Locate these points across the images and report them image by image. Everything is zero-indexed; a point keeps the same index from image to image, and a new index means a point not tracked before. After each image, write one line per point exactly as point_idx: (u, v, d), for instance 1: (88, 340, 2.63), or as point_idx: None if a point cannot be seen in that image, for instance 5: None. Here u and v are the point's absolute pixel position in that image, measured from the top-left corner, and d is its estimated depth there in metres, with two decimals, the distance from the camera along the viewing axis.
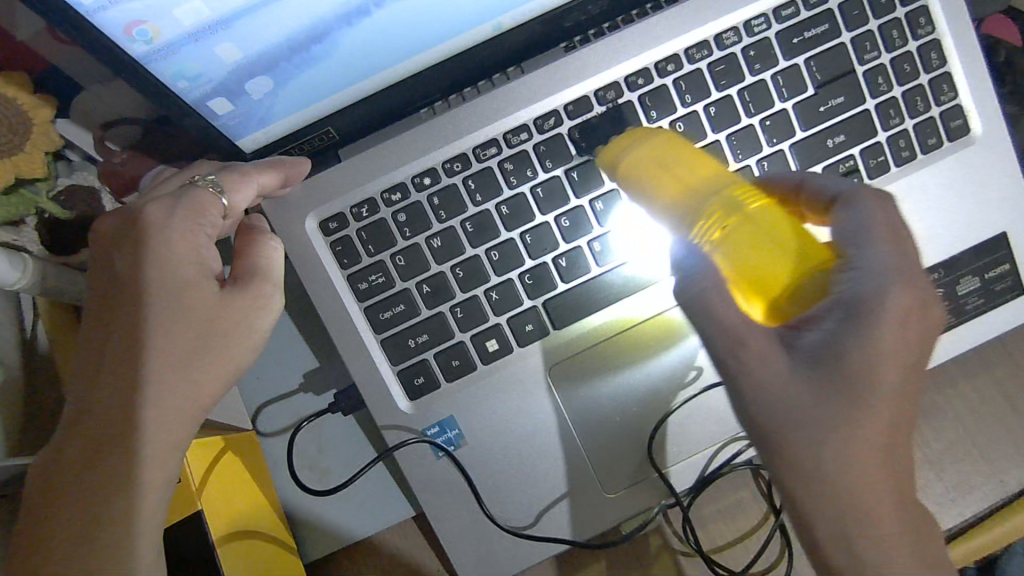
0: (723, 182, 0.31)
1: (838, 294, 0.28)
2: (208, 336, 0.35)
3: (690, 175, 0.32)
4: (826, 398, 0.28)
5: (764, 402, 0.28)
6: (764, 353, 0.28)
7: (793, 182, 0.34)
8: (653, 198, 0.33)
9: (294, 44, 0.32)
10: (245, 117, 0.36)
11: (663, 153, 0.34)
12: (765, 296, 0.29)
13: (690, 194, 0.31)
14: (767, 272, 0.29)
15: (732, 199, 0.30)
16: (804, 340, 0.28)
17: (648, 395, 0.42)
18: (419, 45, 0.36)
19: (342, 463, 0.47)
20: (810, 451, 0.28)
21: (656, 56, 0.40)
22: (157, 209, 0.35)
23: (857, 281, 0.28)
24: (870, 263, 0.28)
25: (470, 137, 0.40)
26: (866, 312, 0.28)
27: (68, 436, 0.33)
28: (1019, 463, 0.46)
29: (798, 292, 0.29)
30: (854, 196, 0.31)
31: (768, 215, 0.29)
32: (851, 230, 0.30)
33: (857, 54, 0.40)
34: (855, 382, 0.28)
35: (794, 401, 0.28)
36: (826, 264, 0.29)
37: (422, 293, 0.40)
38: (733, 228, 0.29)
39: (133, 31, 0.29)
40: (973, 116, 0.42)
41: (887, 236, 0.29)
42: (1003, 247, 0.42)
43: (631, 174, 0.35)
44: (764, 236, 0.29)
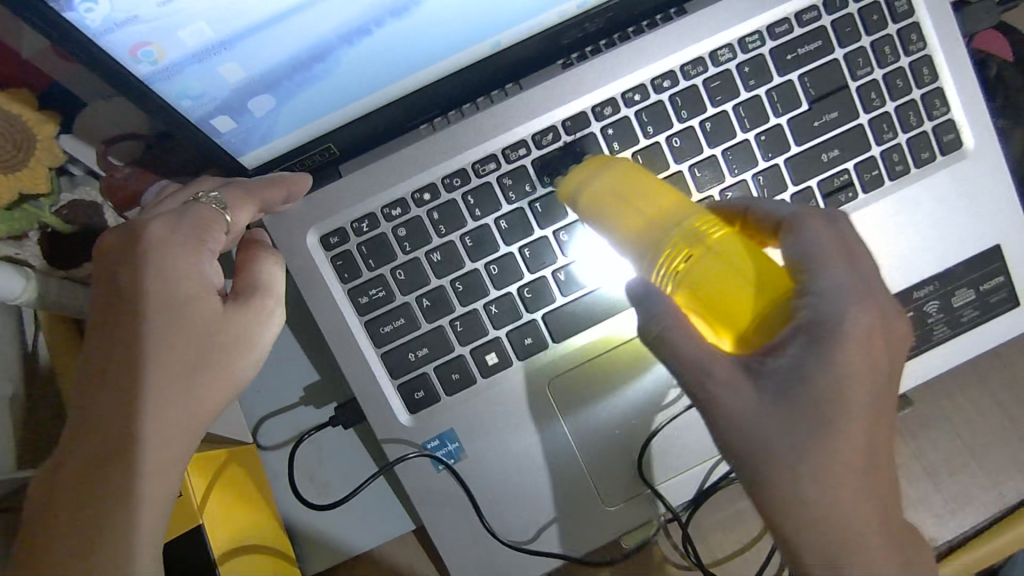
0: (678, 211, 0.31)
1: (799, 322, 0.29)
2: (208, 351, 0.35)
3: (651, 205, 0.32)
4: (828, 410, 0.28)
5: (765, 414, 0.28)
6: (748, 372, 0.29)
7: (739, 207, 0.34)
8: (615, 229, 0.33)
9: (296, 63, 0.33)
10: (247, 134, 0.36)
11: (622, 182, 0.33)
12: (732, 329, 0.29)
13: (652, 226, 0.32)
14: (733, 304, 0.29)
15: (693, 231, 0.30)
16: (771, 366, 0.28)
17: (633, 415, 0.42)
18: (419, 63, 0.36)
19: (343, 476, 0.47)
20: (812, 463, 0.28)
21: (652, 73, 0.40)
22: (160, 225, 0.35)
23: (818, 308, 0.29)
24: (825, 289, 0.29)
25: (469, 152, 0.40)
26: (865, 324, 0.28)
27: (68, 450, 0.33)
28: (1017, 474, 0.46)
29: (765, 323, 0.29)
30: (844, 211, 0.31)
31: (726, 244, 0.30)
32: (844, 244, 0.30)
33: (849, 70, 0.41)
34: (854, 394, 0.28)
35: (795, 413, 0.28)
36: (787, 292, 0.29)
37: (422, 307, 0.41)
38: (696, 258, 0.30)
39: (138, 52, 0.29)
40: (965, 130, 0.42)
41: (878, 250, 0.30)
42: (998, 259, 0.43)
43: (591, 207, 0.34)
44: (728, 266, 0.29)
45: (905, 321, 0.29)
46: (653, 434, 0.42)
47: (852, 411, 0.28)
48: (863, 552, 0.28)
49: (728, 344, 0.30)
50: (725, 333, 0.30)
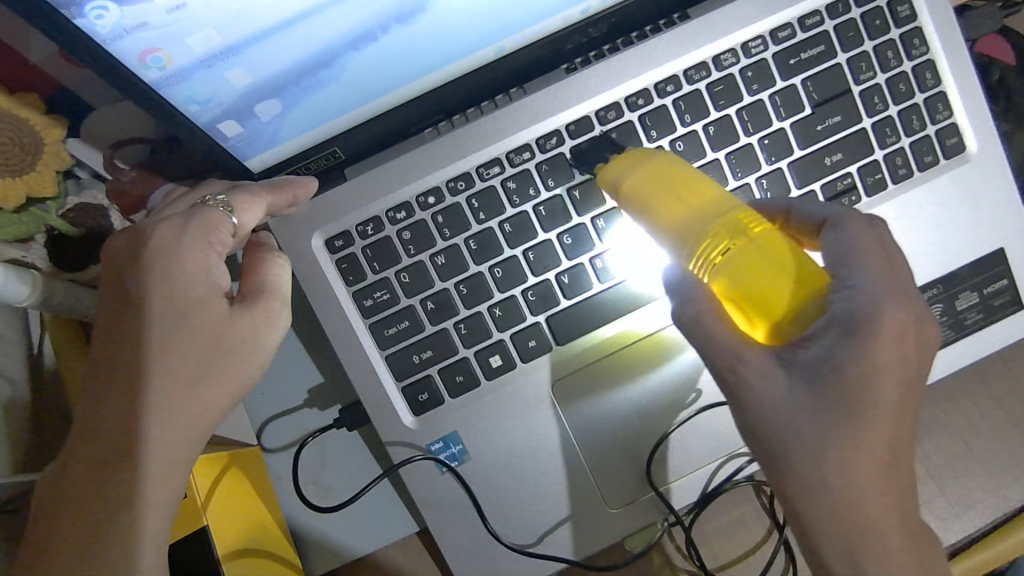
0: (725, 208, 0.32)
1: (831, 313, 0.29)
2: (214, 354, 0.35)
3: (695, 198, 0.33)
4: (836, 411, 0.28)
5: (777, 414, 0.29)
6: (770, 365, 0.29)
7: (782, 208, 0.35)
8: (656, 219, 0.34)
9: (302, 69, 0.33)
10: (254, 139, 0.36)
11: (665, 176, 0.34)
12: (765, 318, 0.29)
13: (691, 218, 0.32)
14: (766, 295, 0.29)
15: (733, 223, 0.31)
16: (804, 356, 0.29)
17: (654, 410, 0.43)
18: (424, 68, 0.37)
19: (347, 478, 0.47)
20: (822, 462, 0.28)
21: (656, 77, 0.41)
22: (167, 229, 0.36)
23: (851, 300, 0.29)
24: (860, 283, 0.29)
25: (473, 156, 0.41)
26: (874, 325, 0.28)
27: (75, 451, 0.33)
28: (1021, 477, 0.46)
29: (798, 314, 0.29)
30: (841, 220, 0.32)
31: (771, 240, 0.30)
32: (841, 251, 0.31)
33: (853, 74, 0.41)
34: (863, 394, 0.28)
35: (806, 413, 0.28)
36: (824, 285, 0.29)
37: (426, 309, 0.41)
38: (737, 250, 0.30)
39: (147, 58, 0.30)
40: (968, 134, 0.42)
41: (872, 257, 0.30)
42: (1001, 262, 0.43)
43: (630, 200, 0.35)
44: (763, 259, 0.29)
45: (908, 326, 0.29)
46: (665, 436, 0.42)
47: (855, 415, 0.28)
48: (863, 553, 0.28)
49: (761, 335, 0.30)
50: (758, 323, 0.30)
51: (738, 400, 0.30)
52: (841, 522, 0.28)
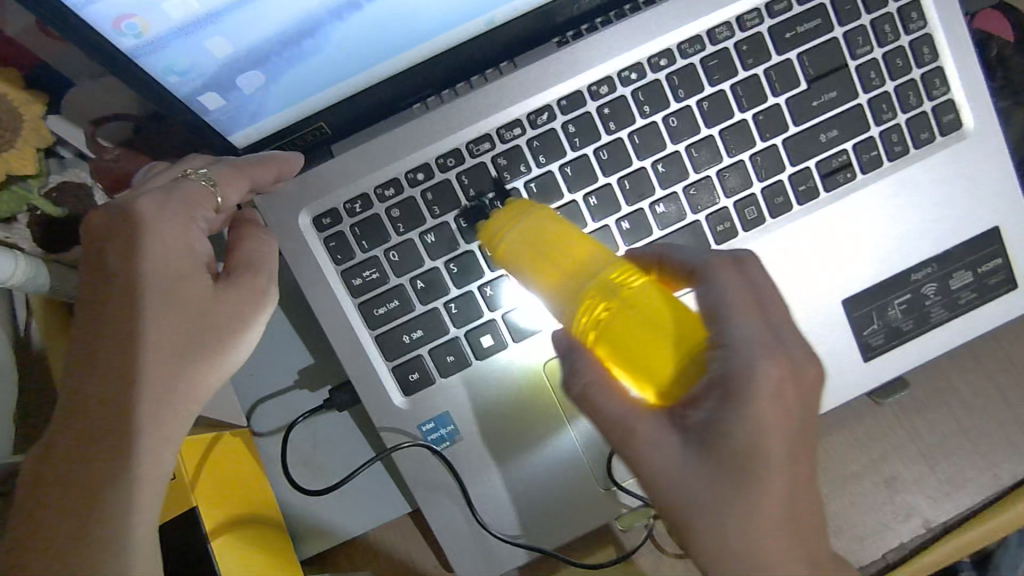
0: (600, 265, 0.31)
1: (710, 372, 0.28)
2: (201, 332, 0.34)
3: (570, 260, 0.31)
4: (726, 477, 0.28)
5: (675, 476, 0.28)
6: (660, 433, 0.28)
7: (654, 256, 0.35)
8: (535, 278, 0.33)
9: (285, 39, 0.32)
10: (237, 112, 0.36)
11: (539, 236, 0.32)
12: (652, 381, 0.29)
13: (565, 280, 0.31)
14: (648, 356, 0.29)
15: (605, 284, 0.30)
16: (692, 420, 0.28)
17: (574, 444, 0.42)
18: (410, 40, 0.36)
19: (338, 460, 0.47)
20: (717, 530, 0.28)
21: (649, 51, 0.40)
22: (148, 204, 0.35)
23: (729, 358, 0.29)
24: (736, 340, 0.29)
25: (464, 132, 0.40)
26: (749, 382, 0.28)
27: (59, 431, 0.32)
28: (1011, 455, 0.46)
29: (680, 374, 0.29)
30: (708, 269, 0.31)
31: (645, 300, 0.29)
32: (725, 298, 0.30)
33: (849, 49, 0.40)
34: (756, 452, 0.28)
35: (696, 485, 0.28)
36: (700, 342, 0.29)
37: (416, 288, 0.40)
38: (616, 316, 0.29)
39: (122, 24, 0.29)
40: (965, 110, 0.42)
41: (754, 305, 0.30)
42: (995, 241, 0.43)
43: (509, 260, 0.34)
44: (643, 323, 0.29)
45: (791, 376, 0.29)
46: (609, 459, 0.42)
47: (768, 465, 0.28)
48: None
49: (651, 396, 0.29)
50: (647, 386, 0.29)
51: (635, 473, 0.29)
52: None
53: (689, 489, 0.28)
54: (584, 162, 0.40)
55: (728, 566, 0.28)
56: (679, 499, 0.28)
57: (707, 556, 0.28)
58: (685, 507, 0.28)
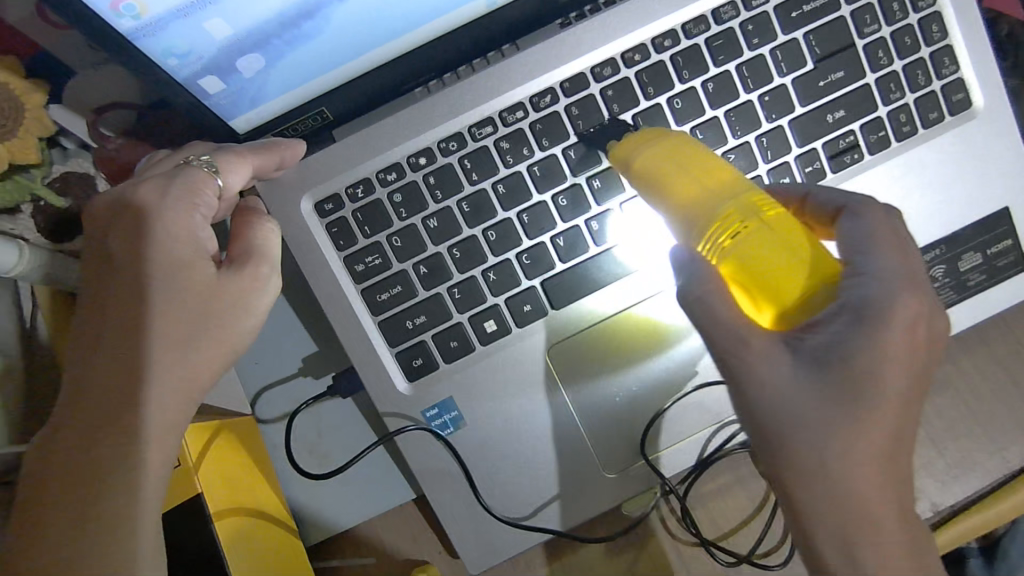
0: (739, 189, 0.30)
1: (844, 299, 0.28)
2: (204, 317, 0.34)
3: (709, 179, 0.31)
4: (844, 398, 0.28)
5: (789, 393, 0.28)
6: (778, 348, 0.28)
7: (799, 193, 0.33)
8: (667, 198, 0.32)
9: (284, 20, 0.32)
10: (237, 97, 0.35)
11: (677, 156, 0.32)
12: (773, 302, 0.29)
13: (701, 199, 0.31)
14: (779, 276, 0.29)
15: (748, 206, 0.30)
16: (811, 341, 0.28)
17: (653, 392, 0.42)
18: (410, 22, 0.35)
19: (343, 446, 0.47)
20: (819, 459, 0.28)
21: (653, 32, 0.39)
22: (151, 189, 0.35)
23: (863, 288, 0.28)
24: (874, 271, 0.29)
25: (466, 115, 0.40)
26: (885, 312, 0.28)
27: (64, 414, 0.33)
28: (1020, 439, 0.46)
29: (808, 301, 0.29)
30: (859, 207, 0.31)
31: (783, 225, 0.29)
32: (856, 239, 0.30)
33: (856, 27, 0.40)
34: (880, 379, 0.28)
35: (808, 401, 0.28)
36: (836, 274, 0.29)
37: (419, 274, 0.40)
38: (750, 232, 0.29)
39: (119, 6, 0.29)
40: (975, 89, 0.41)
41: (892, 244, 0.30)
42: (1006, 222, 0.42)
43: (640, 177, 0.34)
44: (778, 242, 0.29)
45: (925, 315, 0.29)
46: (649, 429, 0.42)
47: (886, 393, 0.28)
48: (870, 536, 0.28)
49: (767, 319, 0.30)
50: (766, 306, 0.29)
51: (742, 387, 0.29)
52: (840, 507, 0.28)
53: (802, 406, 0.28)
54: (588, 146, 0.39)
55: (818, 492, 0.28)
56: (785, 419, 0.28)
57: (797, 476, 0.28)
58: (792, 425, 0.28)
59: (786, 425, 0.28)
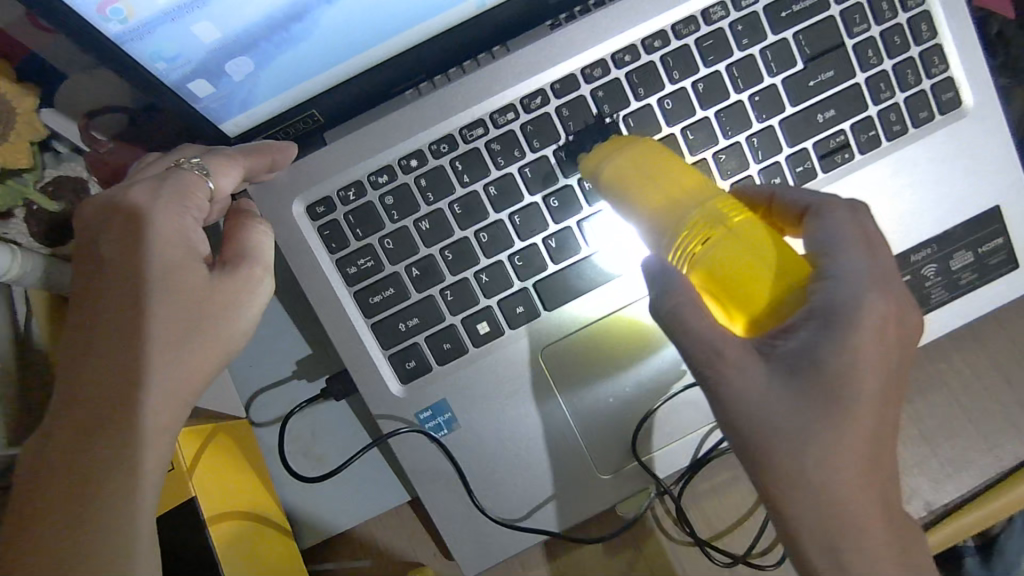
0: (706, 196, 0.31)
1: (812, 304, 0.28)
2: (195, 320, 0.34)
3: (676, 188, 0.32)
4: (815, 401, 0.28)
5: (760, 400, 0.28)
6: (749, 358, 0.28)
7: (765, 195, 0.34)
8: (638, 204, 0.32)
9: (272, 24, 0.32)
10: (227, 100, 0.35)
11: (646, 165, 0.33)
12: (745, 308, 0.29)
13: (672, 210, 0.31)
14: (747, 283, 0.28)
15: (716, 212, 0.30)
16: (782, 348, 0.28)
17: (633, 397, 0.42)
18: (400, 24, 0.35)
19: (337, 448, 0.47)
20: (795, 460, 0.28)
21: (643, 33, 0.39)
22: (141, 192, 0.35)
23: (833, 291, 0.29)
24: (843, 272, 0.29)
25: (457, 117, 0.40)
26: (851, 317, 0.28)
27: (55, 418, 0.33)
28: (1013, 437, 0.46)
29: (775, 306, 0.29)
30: (823, 207, 0.31)
31: (749, 229, 0.29)
32: (825, 239, 0.30)
33: (846, 27, 0.40)
34: (849, 380, 0.28)
35: (777, 408, 0.28)
36: (804, 277, 0.29)
37: (411, 276, 0.40)
38: (717, 239, 0.29)
39: (107, 9, 0.29)
40: (964, 88, 0.41)
41: (859, 241, 0.30)
42: (996, 220, 0.42)
43: (610, 187, 0.34)
44: (742, 249, 0.29)
45: (894, 314, 0.29)
46: (647, 428, 0.42)
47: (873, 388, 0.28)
48: (853, 534, 0.28)
49: (740, 328, 0.29)
50: (737, 315, 0.29)
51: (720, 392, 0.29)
52: (822, 507, 0.28)
53: (771, 413, 0.28)
54: (578, 147, 0.40)
55: (794, 491, 0.29)
56: (774, 417, 0.28)
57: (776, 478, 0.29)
58: (765, 433, 0.29)
59: (763, 431, 0.29)
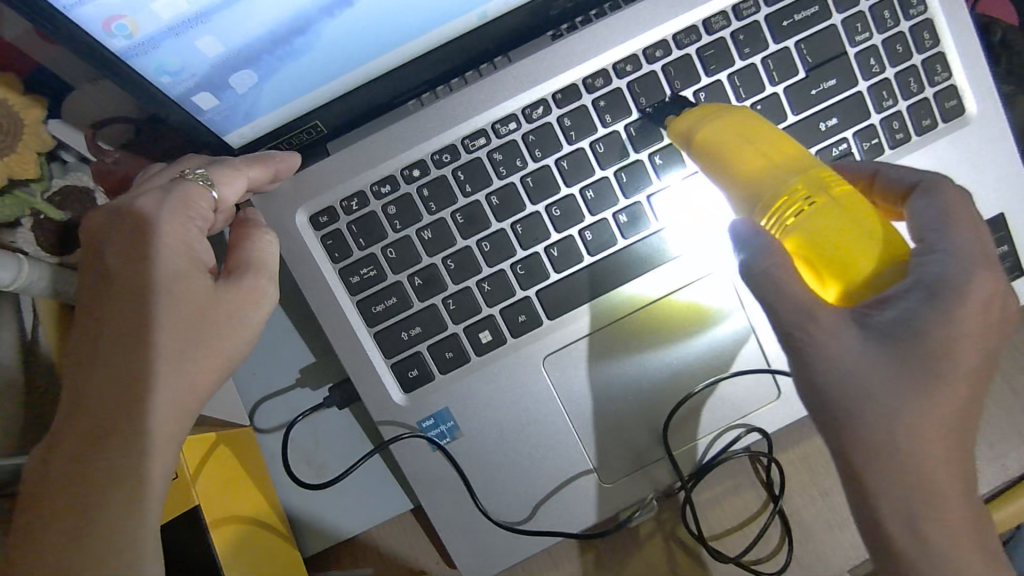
0: (804, 165, 0.31)
1: (914, 277, 0.28)
2: (201, 328, 0.35)
3: (776, 155, 0.32)
4: (920, 368, 0.28)
5: (859, 365, 0.28)
6: (845, 325, 0.28)
7: (867, 171, 0.34)
8: (728, 172, 0.33)
9: (276, 37, 0.32)
10: (230, 112, 0.36)
11: (741, 129, 0.33)
12: (839, 277, 0.28)
13: (768, 175, 0.31)
14: (849, 254, 0.28)
15: (816, 181, 0.30)
16: (879, 318, 0.28)
17: (683, 378, 0.42)
18: (402, 36, 0.36)
19: (341, 457, 0.47)
20: (863, 445, 0.28)
21: (644, 42, 0.40)
22: (148, 202, 0.35)
23: (939, 264, 0.28)
24: (919, 257, 0.29)
25: (459, 127, 0.40)
26: (959, 290, 0.27)
27: (62, 427, 0.33)
28: (1018, 446, 0.46)
29: (876, 278, 0.28)
30: (933, 184, 0.31)
31: (850, 202, 0.29)
32: (928, 216, 0.30)
33: (847, 36, 0.40)
34: (952, 352, 0.27)
35: (881, 373, 0.28)
36: (908, 253, 0.29)
37: (414, 285, 0.40)
38: (817, 207, 0.29)
39: (112, 25, 0.29)
40: (968, 96, 0.41)
41: (969, 221, 0.29)
42: (1001, 228, 0.42)
43: (702, 149, 0.34)
44: (843, 218, 0.29)
45: (1000, 295, 0.28)
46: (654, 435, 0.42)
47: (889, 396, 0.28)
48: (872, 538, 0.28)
49: (832, 296, 0.29)
50: (831, 283, 0.29)
51: (803, 361, 0.29)
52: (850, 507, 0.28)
53: (842, 392, 0.28)
54: (580, 156, 0.40)
55: None
56: None
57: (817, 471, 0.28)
58: (831, 413, 0.28)
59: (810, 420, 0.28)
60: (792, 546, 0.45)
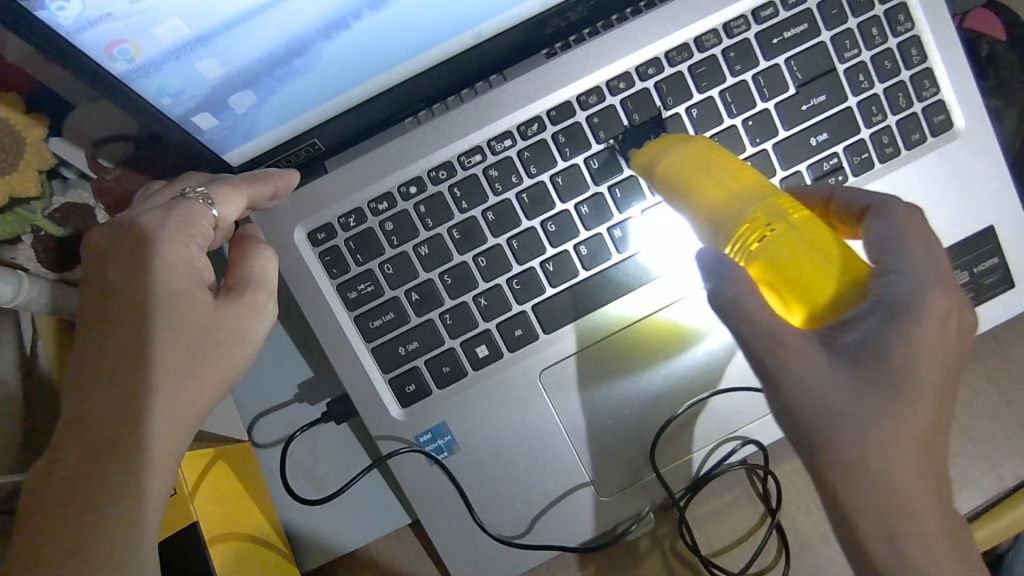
0: (762, 193, 0.32)
1: (893, 291, 0.29)
2: (200, 346, 0.35)
3: (734, 183, 0.32)
4: (904, 381, 0.28)
5: (841, 384, 0.28)
6: (830, 338, 0.28)
7: (822, 194, 0.34)
8: (692, 201, 0.34)
9: (274, 59, 0.33)
10: (230, 131, 0.36)
11: (701, 160, 0.34)
12: (803, 301, 0.29)
13: (729, 203, 0.32)
14: (810, 278, 0.28)
15: (775, 208, 0.30)
16: (844, 340, 0.28)
17: (668, 397, 0.42)
18: (399, 56, 0.36)
19: (338, 471, 0.47)
20: (857, 458, 0.28)
21: (637, 60, 0.40)
22: (150, 220, 0.36)
23: (915, 279, 0.29)
24: (907, 270, 0.29)
25: (456, 144, 0.40)
26: (933, 304, 0.28)
27: (62, 444, 0.33)
28: (1013, 456, 0.46)
29: (836, 301, 0.28)
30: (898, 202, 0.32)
31: (808, 226, 0.29)
32: (887, 234, 0.30)
33: (837, 52, 0.41)
34: (933, 365, 0.28)
35: (861, 389, 0.28)
36: (866, 275, 0.29)
37: (411, 300, 0.41)
38: (776, 232, 0.29)
39: (114, 49, 0.30)
40: (955, 111, 0.42)
41: (942, 238, 0.30)
42: (991, 240, 0.42)
43: (664, 179, 0.35)
44: (800, 244, 0.29)
45: (956, 311, 0.29)
46: (652, 448, 0.42)
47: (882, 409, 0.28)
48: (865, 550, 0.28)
49: (797, 320, 0.29)
50: (795, 307, 0.29)
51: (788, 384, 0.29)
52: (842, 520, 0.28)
53: (835, 405, 0.28)
54: (575, 172, 0.40)
55: None
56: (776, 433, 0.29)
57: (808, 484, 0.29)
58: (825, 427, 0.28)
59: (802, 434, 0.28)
60: (789, 559, 0.45)
